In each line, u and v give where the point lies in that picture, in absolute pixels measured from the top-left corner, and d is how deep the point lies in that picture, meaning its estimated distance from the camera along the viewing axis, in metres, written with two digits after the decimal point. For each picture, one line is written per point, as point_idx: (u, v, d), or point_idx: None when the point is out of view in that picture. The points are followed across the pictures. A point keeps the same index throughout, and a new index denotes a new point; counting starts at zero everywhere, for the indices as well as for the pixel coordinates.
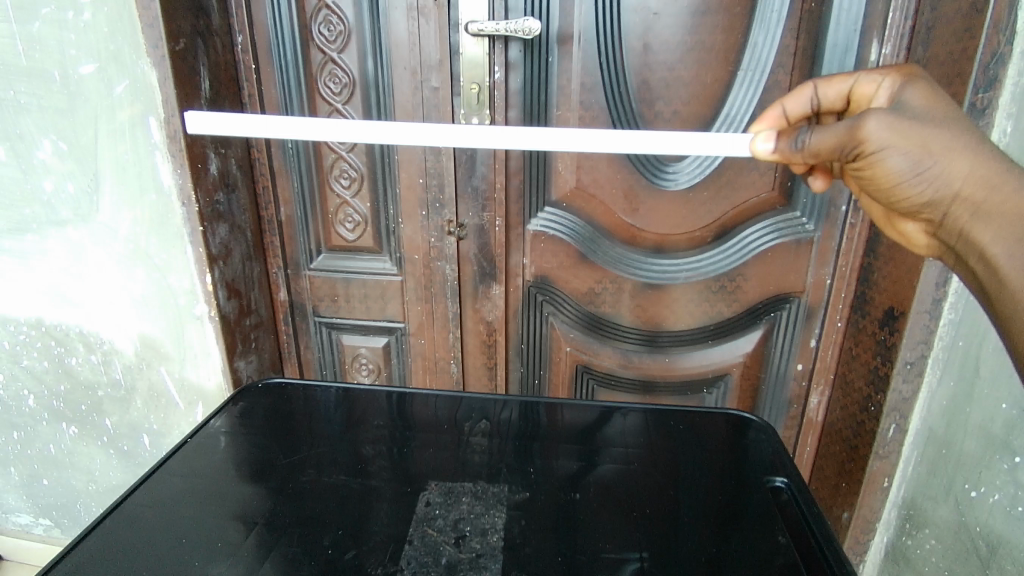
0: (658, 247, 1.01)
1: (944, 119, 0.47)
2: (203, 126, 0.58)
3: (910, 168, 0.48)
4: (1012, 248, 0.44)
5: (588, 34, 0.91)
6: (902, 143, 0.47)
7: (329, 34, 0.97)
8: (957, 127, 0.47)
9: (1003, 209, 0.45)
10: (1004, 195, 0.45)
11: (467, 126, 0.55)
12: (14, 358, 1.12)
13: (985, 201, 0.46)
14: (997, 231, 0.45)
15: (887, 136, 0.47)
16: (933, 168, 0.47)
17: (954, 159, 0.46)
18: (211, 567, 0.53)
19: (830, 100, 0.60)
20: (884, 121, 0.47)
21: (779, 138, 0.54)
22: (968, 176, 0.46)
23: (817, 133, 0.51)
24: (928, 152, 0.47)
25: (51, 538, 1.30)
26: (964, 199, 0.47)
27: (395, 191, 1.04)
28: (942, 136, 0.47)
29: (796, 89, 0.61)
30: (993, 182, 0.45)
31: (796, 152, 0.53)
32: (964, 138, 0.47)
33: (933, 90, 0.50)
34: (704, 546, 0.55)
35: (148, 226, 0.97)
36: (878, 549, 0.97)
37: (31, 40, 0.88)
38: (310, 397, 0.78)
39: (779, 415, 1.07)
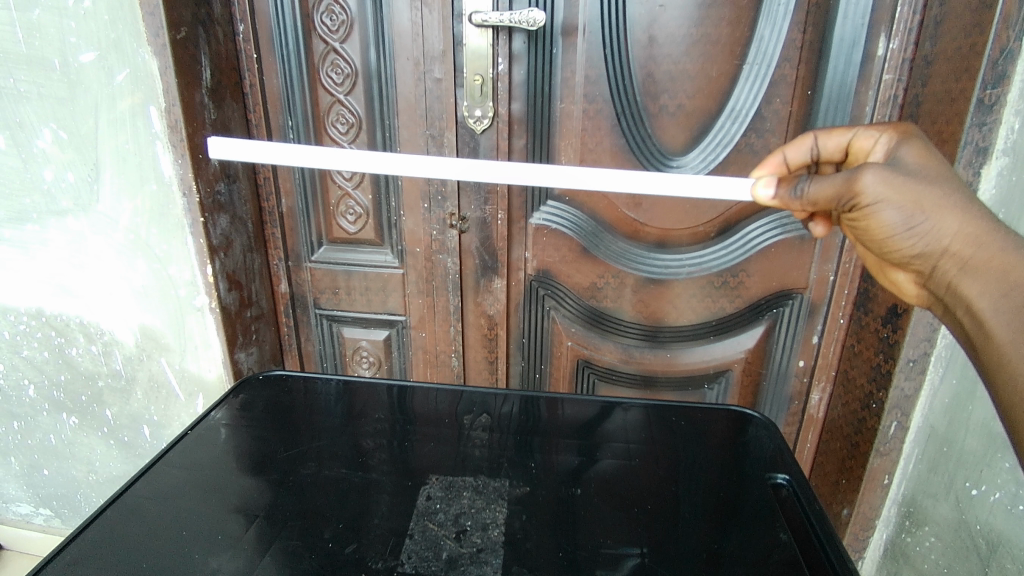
0: (660, 242, 1.00)
1: (937, 177, 0.46)
2: (228, 152, 0.58)
3: (903, 223, 0.46)
4: (999, 302, 0.43)
5: (592, 26, 0.90)
6: (897, 197, 0.46)
7: (332, 24, 0.96)
8: (948, 186, 0.46)
9: (989, 265, 0.44)
10: (991, 253, 0.44)
11: (457, 160, 0.56)
12: (14, 348, 1.12)
13: (972, 257, 0.44)
14: (981, 285, 0.44)
15: (883, 190, 0.46)
16: (925, 224, 0.46)
17: (946, 217, 0.45)
18: (211, 559, 0.53)
19: (829, 151, 0.58)
20: (879, 176, 0.46)
21: (779, 184, 0.53)
22: (956, 234, 0.45)
23: (817, 182, 0.50)
24: (920, 208, 0.46)
25: (53, 528, 1.31)
26: (952, 253, 0.46)
27: (397, 183, 1.04)
28: (935, 194, 0.46)
29: (797, 137, 0.59)
30: (981, 238, 0.44)
31: (795, 200, 0.52)
32: (956, 197, 0.46)
33: (928, 150, 0.49)
34: (706, 543, 0.55)
35: (148, 216, 0.97)
36: (878, 545, 0.97)
37: (31, 28, 0.87)
38: (310, 389, 0.78)
39: (779, 411, 1.07)
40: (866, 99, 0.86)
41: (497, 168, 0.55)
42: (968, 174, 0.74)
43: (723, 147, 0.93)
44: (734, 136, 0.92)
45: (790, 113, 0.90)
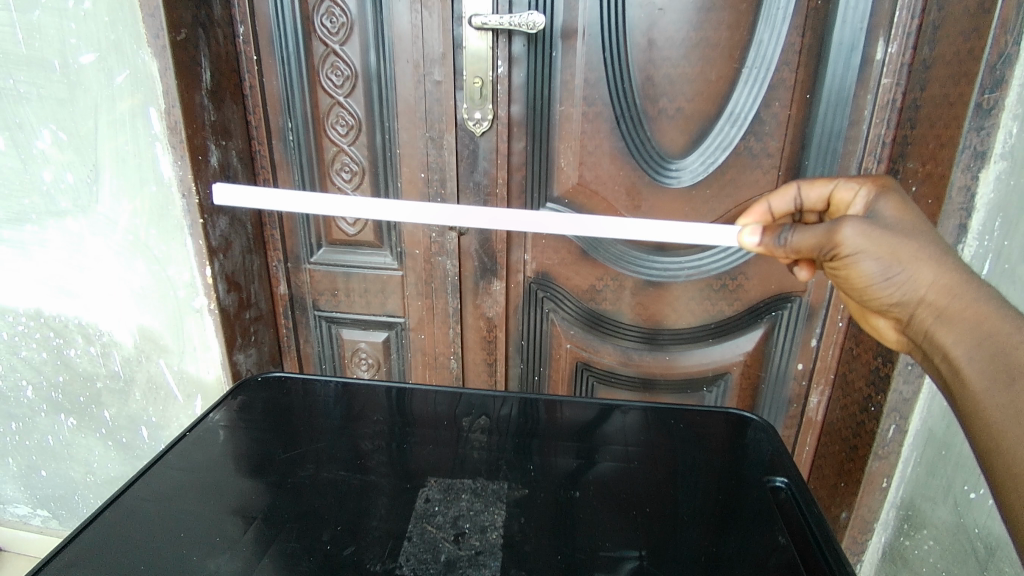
0: (659, 245, 1.00)
1: (915, 230, 0.49)
2: (232, 197, 0.61)
3: (880, 273, 0.49)
4: (972, 350, 0.43)
5: (592, 29, 0.90)
6: (875, 249, 0.48)
7: (332, 26, 0.96)
8: (925, 239, 0.48)
9: (963, 314, 0.44)
10: (965, 302, 0.44)
11: (406, 203, 0.60)
12: (12, 349, 1.11)
13: (948, 307, 0.45)
14: (956, 334, 0.44)
15: (862, 242, 0.48)
16: (901, 275, 0.48)
17: (923, 268, 0.47)
18: (209, 561, 0.52)
19: (812, 202, 0.61)
20: (858, 228, 0.49)
21: (765, 232, 0.57)
22: (932, 285, 0.46)
23: (799, 232, 0.54)
24: (897, 259, 0.48)
25: (50, 529, 1.30)
26: (928, 303, 0.47)
27: (397, 184, 1.04)
28: (911, 245, 0.48)
29: (782, 187, 0.62)
30: (955, 289, 0.45)
31: (779, 247, 0.55)
32: (932, 249, 0.47)
33: (905, 202, 0.52)
34: (703, 546, 0.55)
35: (148, 218, 0.97)
36: (876, 549, 0.97)
37: (31, 29, 0.87)
38: (309, 391, 0.78)
39: (778, 414, 1.07)
40: (865, 102, 0.86)
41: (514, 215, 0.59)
42: (967, 177, 0.74)
43: (722, 150, 0.93)
44: (733, 140, 0.92)
45: (789, 116, 0.90)
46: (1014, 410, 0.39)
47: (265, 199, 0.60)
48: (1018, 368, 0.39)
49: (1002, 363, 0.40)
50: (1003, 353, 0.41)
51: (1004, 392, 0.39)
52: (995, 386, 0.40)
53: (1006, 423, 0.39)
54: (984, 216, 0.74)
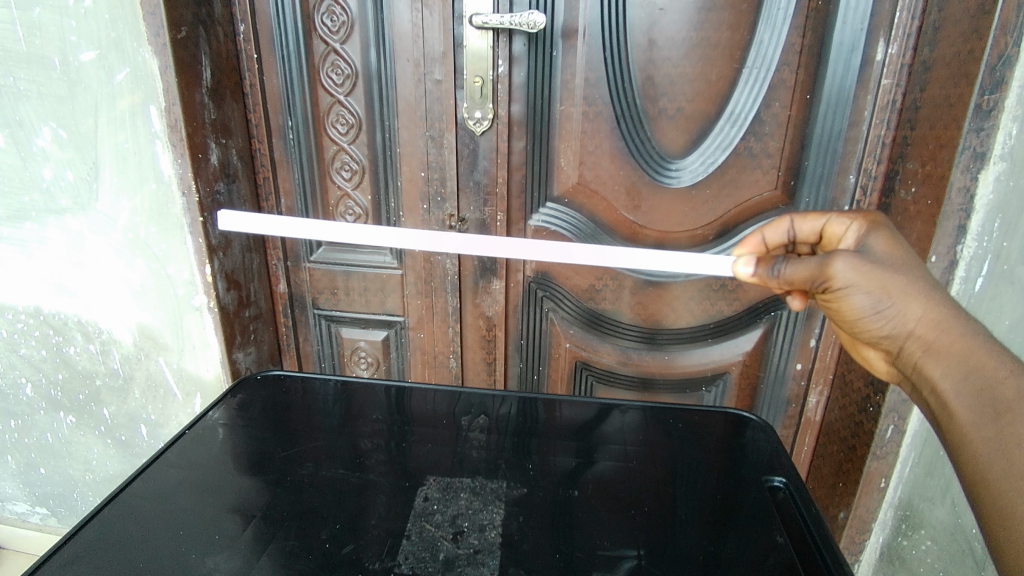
0: (658, 245, 1.00)
1: (905, 265, 0.50)
2: (237, 224, 0.65)
3: (871, 307, 0.50)
4: (959, 384, 0.43)
5: (592, 29, 0.90)
6: (866, 283, 0.49)
7: (333, 25, 0.96)
8: (914, 273, 0.49)
9: (951, 348, 0.45)
10: (953, 337, 0.45)
11: (390, 228, 0.63)
12: (11, 347, 1.11)
13: (936, 340, 0.46)
14: (945, 368, 0.45)
15: (854, 277, 0.50)
16: (891, 308, 0.49)
17: (912, 303, 0.48)
18: (208, 559, 0.53)
19: (805, 234, 0.63)
20: (850, 262, 0.50)
21: (759, 263, 0.58)
22: (921, 318, 0.47)
23: (792, 264, 0.55)
24: (888, 294, 0.49)
25: (49, 527, 1.30)
26: (917, 336, 0.47)
27: (397, 183, 1.04)
28: (901, 280, 0.49)
29: (776, 219, 0.65)
30: (943, 323, 0.46)
31: (773, 278, 0.57)
32: (921, 284, 0.48)
33: (896, 237, 0.53)
34: (702, 546, 0.55)
35: (147, 216, 0.97)
36: (874, 549, 0.97)
37: (31, 27, 0.87)
38: (308, 389, 0.78)
39: (777, 414, 1.07)
40: (865, 103, 0.86)
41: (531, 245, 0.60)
42: (966, 178, 0.74)
43: (721, 150, 0.93)
44: (733, 140, 0.92)
45: (789, 117, 0.90)
46: (1000, 444, 0.39)
47: (270, 226, 0.64)
48: (1004, 403, 0.40)
49: (989, 398, 0.41)
50: (990, 387, 0.41)
51: (991, 425, 0.40)
52: (982, 420, 0.40)
53: (992, 456, 0.39)
54: (983, 217, 0.75)
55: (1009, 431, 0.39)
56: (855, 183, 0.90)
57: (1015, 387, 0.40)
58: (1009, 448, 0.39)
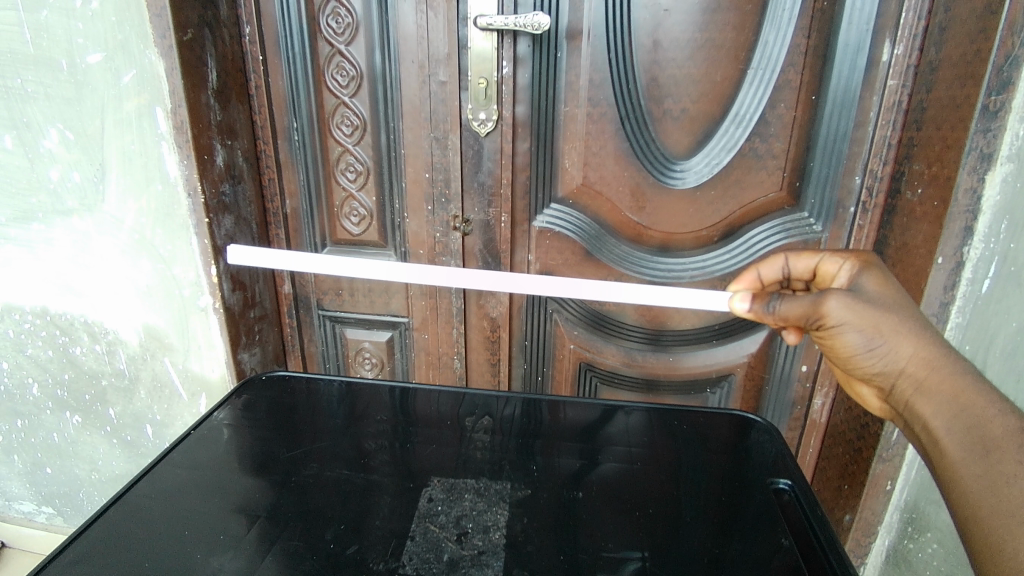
0: (663, 246, 1.00)
1: (896, 305, 0.52)
2: (245, 257, 0.68)
3: (864, 345, 0.52)
4: (950, 422, 0.45)
5: (597, 30, 0.90)
6: (858, 322, 0.51)
7: (338, 27, 0.96)
8: (904, 313, 0.51)
9: (940, 386, 0.47)
10: (942, 375, 0.47)
11: (382, 263, 0.67)
12: (18, 347, 1.12)
13: (925, 378, 0.48)
14: (936, 406, 0.47)
15: (846, 315, 0.52)
16: (883, 347, 0.51)
17: (903, 342, 0.50)
18: (212, 560, 0.53)
19: (799, 271, 0.65)
20: (842, 301, 0.52)
21: (754, 299, 0.59)
22: (912, 357, 0.49)
23: (786, 301, 0.57)
24: (879, 332, 0.51)
25: (55, 527, 1.31)
26: (910, 374, 0.49)
27: (401, 185, 1.04)
28: (891, 319, 0.51)
29: (770, 256, 0.67)
30: (933, 362, 0.48)
31: (768, 314, 0.59)
32: (911, 322, 0.50)
33: (886, 277, 0.55)
34: (707, 548, 0.55)
35: (153, 217, 0.97)
36: (879, 552, 0.96)
37: (39, 29, 0.88)
38: (313, 390, 0.79)
39: (782, 416, 1.06)
40: (871, 104, 0.86)
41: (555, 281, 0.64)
42: (972, 179, 0.74)
43: (726, 151, 0.93)
44: (738, 141, 0.92)
45: (794, 118, 0.90)
46: (989, 480, 0.41)
47: (274, 259, 0.68)
48: (993, 442, 0.42)
49: (979, 437, 0.43)
50: (979, 426, 0.43)
51: (980, 463, 0.42)
52: (971, 458, 0.42)
53: (981, 492, 0.41)
54: (990, 218, 0.74)
55: (998, 469, 0.41)
56: (861, 184, 0.90)
57: (1003, 426, 0.42)
58: (998, 485, 0.40)
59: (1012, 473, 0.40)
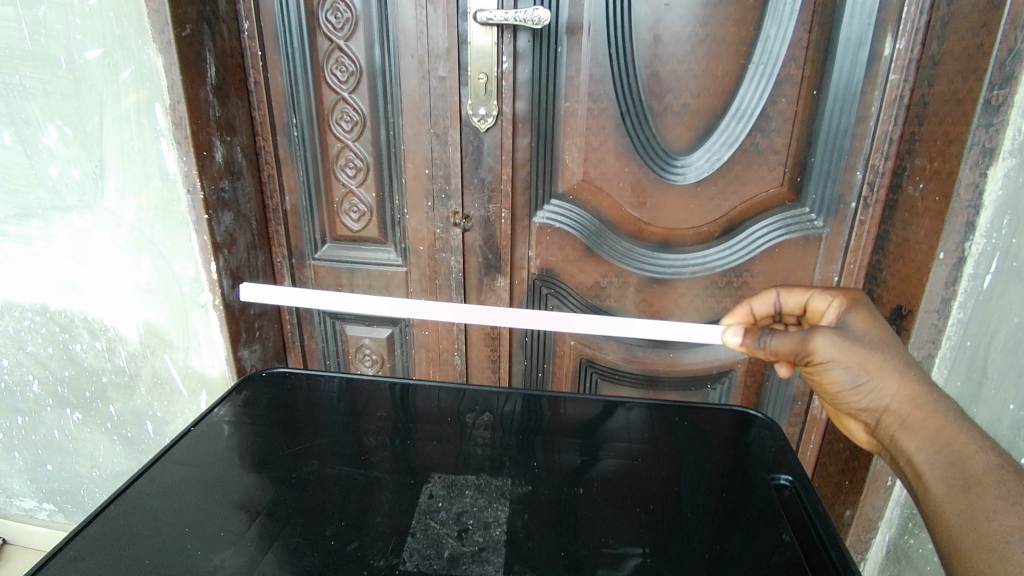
0: (664, 242, 1.00)
1: (882, 342, 0.53)
2: (257, 294, 0.71)
3: (850, 381, 0.53)
4: (933, 457, 0.46)
5: (597, 24, 0.90)
6: (845, 359, 0.53)
7: (337, 22, 0.96)
8: (890, 350, 0.52)
9: (924, 423, 0.48)
10: (925, 412, 0.49)
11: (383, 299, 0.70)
12: (18, 344, 1.12)
13: (910, 415, 0.50)
14: (920, 441, 0.48)
15: (834, 353, 0.53)
16: (869, 383, 0.52)
17: (888, 379, 0.51)
18: (213, 555, 0.53)
19: (791, 307, 0.66)
20: (830, 339, 0.54)
21: (746, 334, 0.61)
22: (896, 394, 0.51)
23: (777, 337, 0.58)
24: (865, 369, 0.52)
25: (56, 523, 1.32)
26: (894, 410, 0.51)
27: (401, 180, 1.04)
28: (876, 356, 0.52)
29: (763, 292, 0.69)
30: (917, 399, 0.49)
31: (759, 349, 0.60)
32: (895, 360, 0.52)
33: (872, 315, 0.57)
34: (708, 543, 0.55)
35: (152, 213, 0.97)
36: (880, 548, 0.96)
37: (37, 25, 0.88)
38: (313, 386, 0.79)
39: (783, 411, 1.06)
40: (873, 99, 0.86)
41: (548, 314, 0.67)
42: (974, 174, 0.74)
43: (728, 146, 0.92)
44: (739, 137, 0.92)
45: (795, 113, 0.89)
46: (970, 514, 0.41)
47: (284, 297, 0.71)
48: (974, 476, 0.43)
49: (960, 472, 0.44)
50: (961, 461, 0.44)
51: (962, 497, 0.43)
52: (953, 491, 0.43)
53: (962, 525, 0.41)
54: (993, 213, 0.73)
55: (979, 503, 0.42)
56: (862, 179, 0.89)
57: (983, 461, 0.43)
58: (979, 518, 0.41)
59: (992, 508, 0.41)
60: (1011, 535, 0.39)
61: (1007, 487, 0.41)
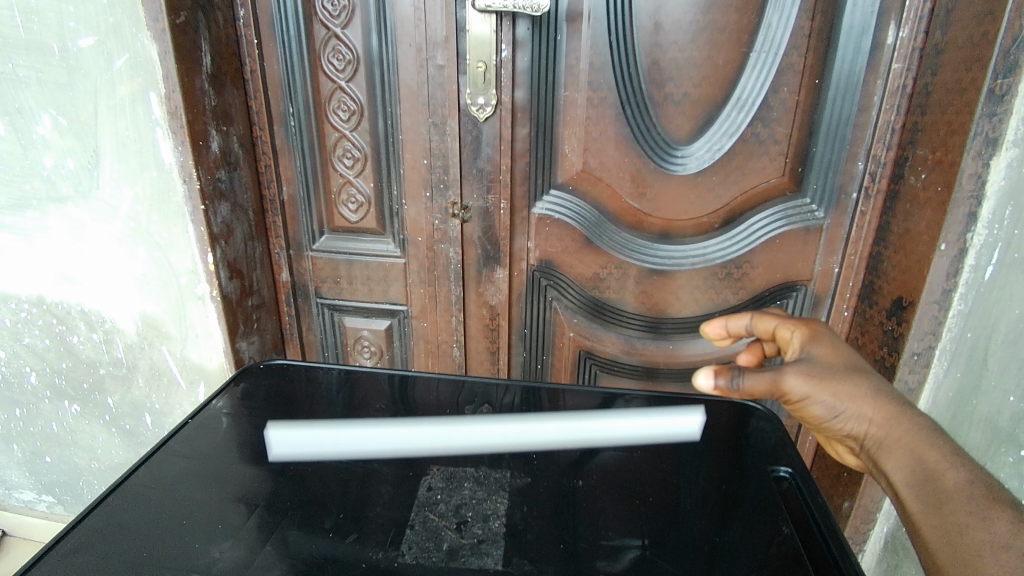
0: (663, 233, 0.99)
1: (851, 371, 0.51)
2: None
3: (828, 413, 0.50)
4: (908, 476, 0.45)
5: (598, 12, 0.89)
6: (821, 393, 0.50)
7: (333, 9, 0.95)
8: (861, 377, 0.50)
9: (900, 443, 0.46)
10: (900, 432, 0.47)
11: None
12: (15, 336, 1.12)
13: (886, 436, 0.48)
14: (897, 461, 0.46)
15: (807, 390, 0.50)
16: (847, 411, 0.49)
17: (863, 405, 0.49)
18: (211, 547, 0.53)
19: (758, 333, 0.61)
20: (801, 376, 0.51)
21: (717, 374, 0.51)
22: (872, 418, 0.48)
23: (750, 376, 0.50)
24: (841, 399, 0.50)
25: (56, 515, 1.32)
26: (872, 434, 0.49)
27: (399, 171, 1.03)
28: (849, 384, 0.50)
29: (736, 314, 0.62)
30: (890, 419, 0.48)
31: (733, 391, 0.51)
32: (867, 385, 0.50)
33: (836, 346, 0.54)
34: (707, 535, 0.55)
35: (149, 204, 0.96)
36: (878, 539, 0.96)
37: (29, 12, 0.87)
38: (312, 378, 0.78)
39: (782, 403, 1.07)
40: (875, 88, 0.85)
41: None
42: (978, 164, 0.73)
43: (728, 136, 0.92)
44: (740, 127, 0.91)
45: (797, 102, 0.89)
46: (945, 531, 0.40)
47: None
48: (947, 492, 0.42)
49: (934, 489, 0.42)
50: (934, 478, 0.43)
51: (935, 515, 0.41)
52: (928, 509, 0.42)
53: (938, 543, 0.40)
54: (995, 204, 0.73)
55: (951, 519, 0.40)
56: (863, 170, 0.89)
57: (956, 478, 0.42)
58: (953, 535, 0.40)
59: (965, 523, 0.40)
60: (983, 549, 0.38)
61: (977, 501, 0.40)
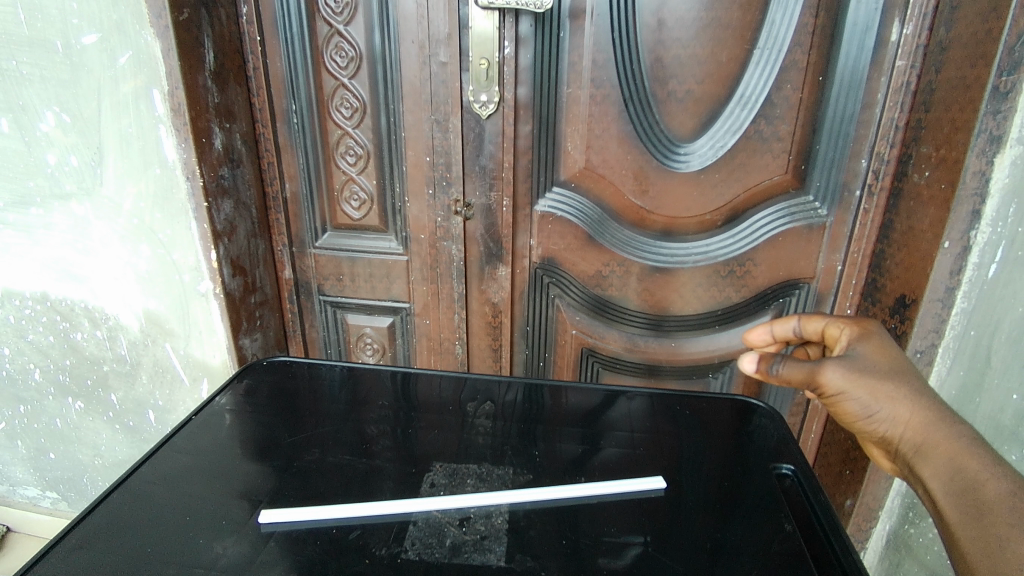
0: (666, 230, 0.99)
1: (891, 371, 0.51)
2: None
3: (862, 410, 0.50)
4: (946, 483, 0.44)
5: (600, 8, 0.88)
6: (857, 389, 0.50)
7: (336, 6, 0.95)
8: (900, 378, 0.50)
9: (938, 449, 0.46)
10: (939, 438, 0.46)
11: None
12: (19, 332, 1.12)
13: (923, 442, 0.47)
14: (934, 468, 0.45)
15: (844, 384, 0.51)
16: (882, 411, 0.49)
17: (900, 406, 0.49)
18: (216, 542, 0.53)
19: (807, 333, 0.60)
20: (840, 370, 0.51)
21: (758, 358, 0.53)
22: (908, 421, 0.48)
23: (791, 363, 0.52)
24: (876, 397, 0.50)
25: (59, 511, 1.33)
26: (907, 439, 0.48)
27: (402, 168, 1.03)
28: (886, 384, 0.50)
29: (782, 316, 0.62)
30: (928, 425, 0.47)
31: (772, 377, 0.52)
32: (907, 388, 0.49)
33: (883, 345, 0.53)
34: (708, 531, 0.55)
35: (152, 201, 0.96)
36: (880, 537, 0.96)
37: (33, 9, 0.87)
38: (315, 374, 0.79)
39: (784, 400, 1.07)
40: (879, 86, 0.84)
41: None
42: (981, 162, 0.73)
43: (731, 133, 0.91)
44: (743, 123, 0.91)
45: (800, 99, 0.88)
46: (985, 543, 0.39)
47: None
48: (988, 504, 0.41)
49: (974, 499, 0.41)
50: (975, 488, 0.42)
51: (973, 524, 0.40)
52: (966, 519, 0.41)
53: (976, 554, 0.39)
54: (999, 201, 0.72)
55: (993, 531, 0.39)
56: (867, 167, 0.88)
57: (997, 488, 0.41)
58: (992, 547, 0.39)
59: (1006, 536, 0.39)
60: None
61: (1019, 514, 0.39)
